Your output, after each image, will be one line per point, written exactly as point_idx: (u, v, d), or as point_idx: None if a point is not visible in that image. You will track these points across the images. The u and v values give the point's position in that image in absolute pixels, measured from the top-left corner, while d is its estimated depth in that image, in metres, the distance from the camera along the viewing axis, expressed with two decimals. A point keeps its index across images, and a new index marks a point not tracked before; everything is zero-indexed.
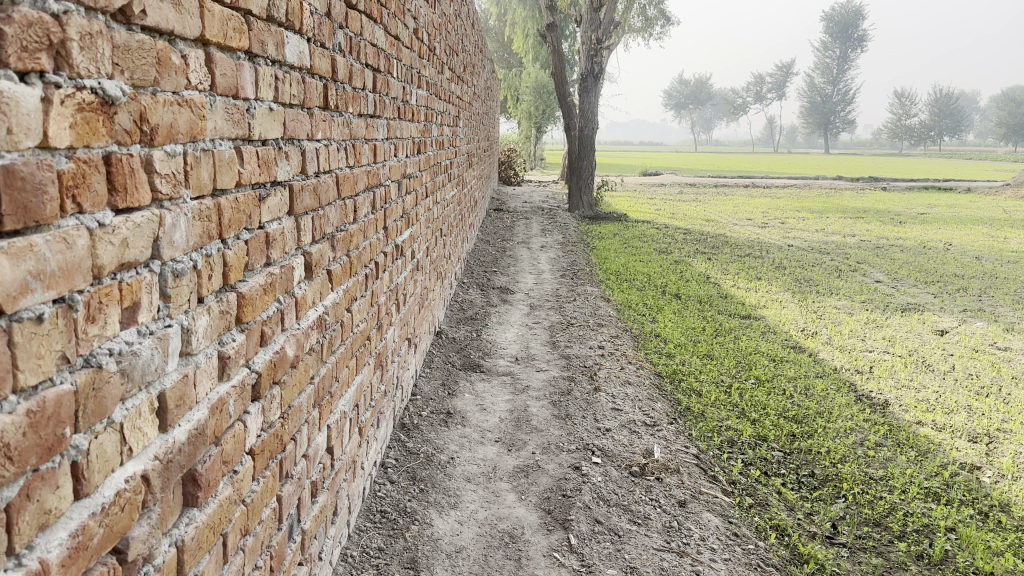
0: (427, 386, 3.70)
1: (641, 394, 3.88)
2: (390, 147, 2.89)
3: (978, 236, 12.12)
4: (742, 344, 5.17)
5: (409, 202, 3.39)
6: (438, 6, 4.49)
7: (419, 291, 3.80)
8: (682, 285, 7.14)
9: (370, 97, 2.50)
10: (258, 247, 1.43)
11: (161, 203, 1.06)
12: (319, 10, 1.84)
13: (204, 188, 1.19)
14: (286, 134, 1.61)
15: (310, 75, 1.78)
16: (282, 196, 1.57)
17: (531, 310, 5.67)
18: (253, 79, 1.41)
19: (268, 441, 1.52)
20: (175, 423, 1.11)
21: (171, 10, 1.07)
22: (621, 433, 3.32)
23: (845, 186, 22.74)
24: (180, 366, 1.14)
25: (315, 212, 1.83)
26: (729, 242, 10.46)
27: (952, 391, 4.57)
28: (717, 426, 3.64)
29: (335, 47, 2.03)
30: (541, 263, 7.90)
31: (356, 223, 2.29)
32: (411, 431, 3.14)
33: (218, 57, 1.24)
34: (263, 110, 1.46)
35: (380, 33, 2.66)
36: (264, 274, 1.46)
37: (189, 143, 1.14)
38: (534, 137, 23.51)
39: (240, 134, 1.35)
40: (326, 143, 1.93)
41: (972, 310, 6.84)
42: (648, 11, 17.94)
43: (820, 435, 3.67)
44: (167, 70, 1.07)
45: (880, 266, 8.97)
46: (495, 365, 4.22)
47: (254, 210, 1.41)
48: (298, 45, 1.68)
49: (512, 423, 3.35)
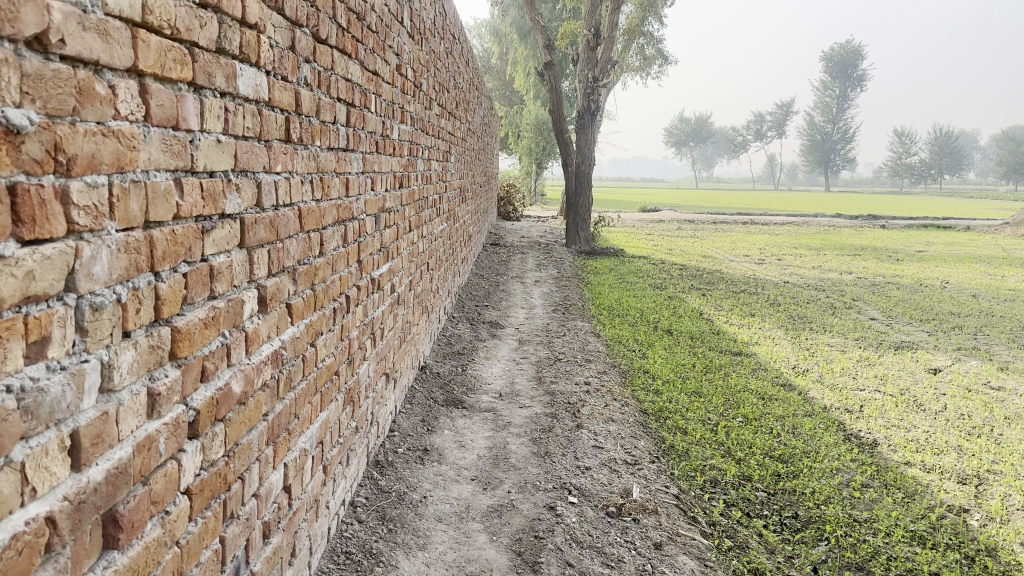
0: (406, 423, 3.63)
1: (624, 431, 3.81)
2: (366, 181, 2.88)
3: (976, 274, 12.10)
4: (732, 382, 5.12)
5: (388, 236, 3.37)
6: (426, 43, 4.53)
7: (399, 325, 3.76)
8: (674, 321, 7.11)
9: (342, 130, 2.49)
10: (200, 280, 1.41)
11: (80, 234, 1.03)
12: (280, 44, 1.84)
13: (134, 221, 1.17)
14: (238, 166, 1.59)
15: (268, 108, 1.77)
16: (231, 229, 1.55)
17: (520, 345, 5.62)
18: (197, 111, 1.39)
19: (209, 480, 1.48)
20: (91, 462, 1.07)
21: (97, 40, 1.06)
22: (601, 471, 3.25)
23: (843, 223, 22.83)
24: (100, 403, 1.10)
25: (272, 245, 1.80)
26: (725, 278, 10.46)
27: (942, 431, 4.50)
28: (700, 465, 3.58)
29: (301, 80, 2.02)
30: (534, 297, 7.87)
31: (323, 257, 2.26)
32: (385, 468, 3.08)
33: (154, 88, 1.23)
34: (209, 143, 1.44)
35: (355, 67, 2.66)
36: (205, 308, 1.43)
37: (116, 173, 1.12)
38: (534, 173, 23.71)
39: (180, 166, 1.33)
40: (287, 175, 1.90)
41: (967, 349, 6.78)
42: (645, 52, 18.27)
43: (805, 476, 3.60)
44: (90, 100, 1.05)
45: (875, 303, 8.94)
46: (478, 401, 4.15)
47: (195, 242, 1.38)
48: (254, 78, 1.67)
49: (490, 461, 3.28)
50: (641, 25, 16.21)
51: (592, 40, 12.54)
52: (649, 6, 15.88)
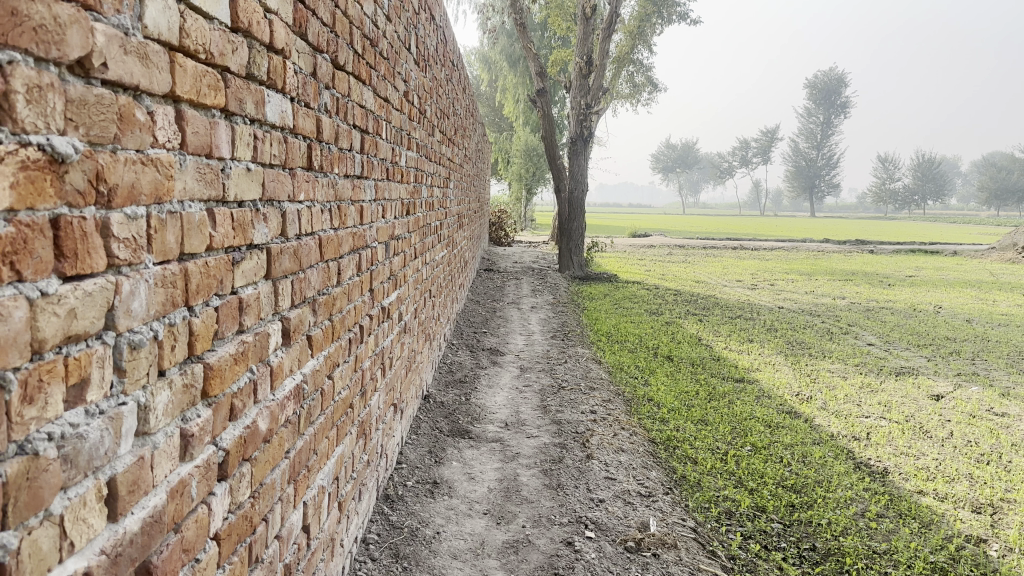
0: (413, 454, 3.55)
1: (635, 462, 3.74)
2: (378, 208, 2.83)
3: (967, 299, 12.16)
4: (737, 409, 5.06)
5: (396, 264, 3.31)
6: (430, 70, 4.51)
7: (405, 354, 3.69)
8: (674, 347, 7.06)
9: (358, 157, 2.44)
10: (230, 314, 1.35)
11: (119, 268, 0.97)
12: (303, 70, 1.80)
13: (170, 253, 1.11)
14: (265, 196, 1.53)
15: (293, 135, 1.72)
16: (258, 260, 1.49)
17: (522, 373, 5.54)
18: (228, 138, 1.34)
19: (236, 524, 1.41)
20: (126, 511, 1.00)
21: (137, 64, 1.01)
22: (615, 504, 3.18)
23: (832, 249, 22.96)
24: (135, 447, 1.03)
25: (295, 275, 1.74)
26: (720, 304, 10.44)
27: (952, 458, 4.46)
28: (713, 496, 3.51)
29: (321, 107, 1.98)
30: (531, 323, 7.81)
31: (339, 286, 2.20)
32: (395, 502, 2.99)
33: (190, 115, 1.18)
34: (239, 171, 1.38)
35: (368, 93, 2.62)
36: (235, 343, 1.37)
37: (153, 204, 1.06)
38: (524, 199, 23.77)
39: (213, 195, 1.28)
40: (309, 204, 1.85)
41: (967, 374, 6.76)
42: (635, 79, 18.47)
43: (820, 506, 3.54)
44: (130, 127, 1.00)
45: (872, 328, 8.93)
46: (484, 431, 4.07)
47: (226, 274, 1.32)
48: (280, 104, 1.62)
49: (502, 494, 3.21)
50: (631, 53, 16.37)
51: (584, 68, 12.63)
52: (639, 34, 16.05)
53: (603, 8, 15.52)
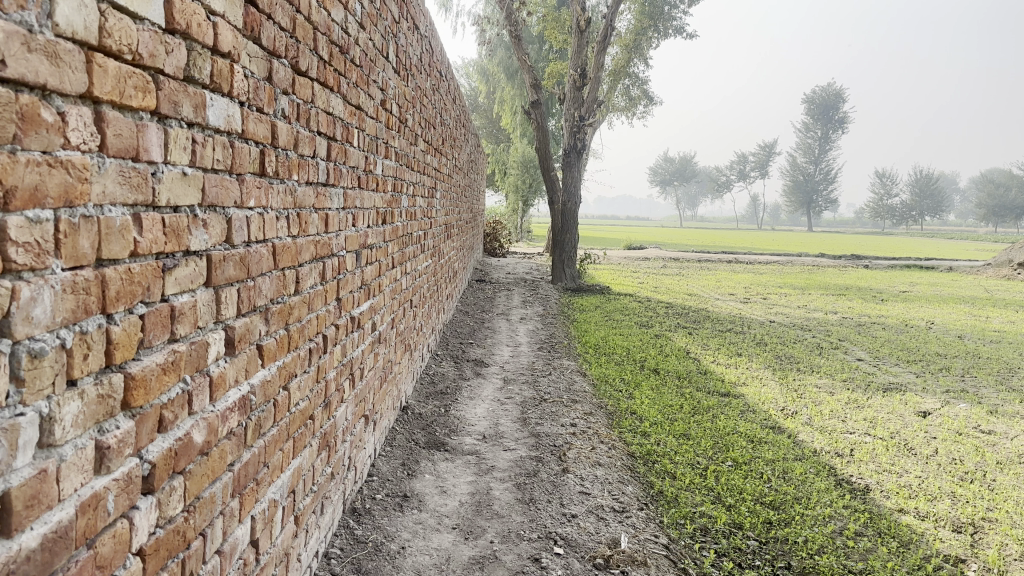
0: (385, 467, 3.50)
1: (612, 476, 3.69)
2: (347, 217, 2.80)
3: (960, 315, 12.13)
4: (720, 424, 5.02)
5: (370, 273, 3.28)
6: (412, 79, 4.49)
7: (380, 364, 3.65)
8: (661, 360, 7.02)
9: (323, 165, 2.41)
10: (159, 322, 1.31)
11: (18, 274, 0.94)
12: (255, 75, 1.76)
13: (83, 259, 1.07)
14: (206, 201, 1.50)
15: (241, 140, 1.68)
16: (196, 267, 1.45)
17: (504, 385, 5.49)
18: (160, 141, 1.30)
19: (166, 539, 1.36)
20: (24, 527, 0.96)
21: (45, 63, 0.97)
22: (588, 519, 3.13)
23: (827, 263, 22.97)
24: (37, 460, 0.99)
25: (243, 283, 1.70)
26: (711, 317, 10.40)
27: (935, 476, 4.42)
28: (689, 512, 3.46)
29: (278, 112, 1.94)
30: (519, 335, 7.76)
31: (298, 296, 2.16)
32: (362, 516, 2.94)
33: (112, 116, 1.14)
34: (173, 175, 1.35)
35: (337, 100, 2.59)
36: (165, 352, 1.33)
37: (63, 208, 1.03)
38: (520, 210, 23.77)
39: (140, 200, 1.24)
40: (260, 211, 1.81)
41: (956, 391, 6.71)
42: (631, 92, 18.53)
43: (797, 523, 3.50)
44: (34, 127, 0.96)
45: (862, 344, 8.89)
46: (461, 443, 4.02)
47: (154, 282, 1.28)
48: (226, 108, 1.59)
49: (472, 508, 3.16)
50: (626, 66, 16.39)
51: (578, 80, 12.65)
52: (635, 48, 16.11)
53: (599, 21, 15.55)
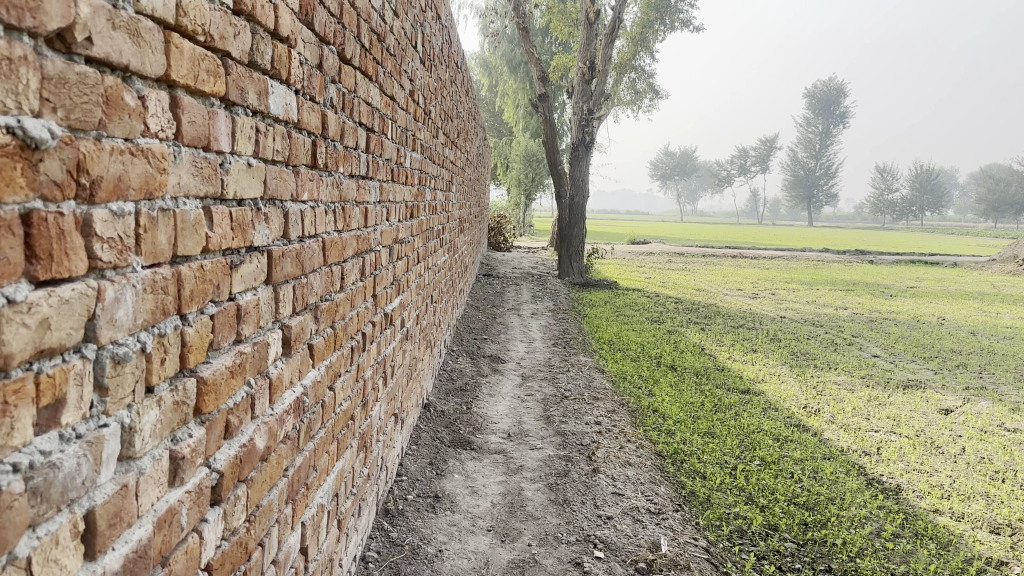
0: (413, 466, 3.43)
1: (643, 477, 3.61)
2: (382, 211, 2.72)
3: (971, 311, 12.06)
4: (744, 422, 4.94)
5: (400, 268, 3.20)
6: (434, 71, 4.40)
7: (407, 362, 3.57)
8: (677, 356, 6.95)
9: (363, 157, 2.32)
10: (227, 322, 1.23)
11: (102, 273, 0.86)
12: (309, 62, 1.68)
13: (161, 255, 0.99)
14: (266, 194, 1.42)
15: (297, 130, 1.60)
16: (258, 264, 1.37)
17: (523, 382, 5.42)
18: (228, 130, 1.22)
19: (230, 552, 1.29)
20: (106, 548, 0.88)
21: (128, 42, 0.89)
22: (624, 521, 3.06)
23: (832, 258, 22.91)
24: (118, 474, 0.92)
25: (298, 280, 1.62)
26: (722, 313, 10.34)
27: (966, 476, 4.35)
28: (724, 513, 3.39)
29: (327, 102, 1.86)
30: (532, 330, 7.69)
31: (342, 293, 2.08)
32: (396, 518, 2.87)
33: (187, 101, 1.06)
34: (239, 166, 1.27)
35: (375, 90, 2.51)
36: (232, 355, 1.25)
37: (143, 200, 0.95)
38: (523, 204, 23.67)
39: (211, 193, 1.16)
40: (312, 205, 1.73)
41: (976, 388, 6.65)
42: (636, 85, 18.44)
43: (834, 525, 3.43)
44: (117, 111, 0.88)
45: (876, 340, 8.83)
46: (487, 442, 3.95)
47: (223, 279, 1.21)
48: (285, 97, 1.51)
49: (506, 509, 3.09)
50: (633, 60, 16.28)
51: (587, 73, 12.55)
52: (641, 41, 16.02)
53: (605, 14, 15.45)
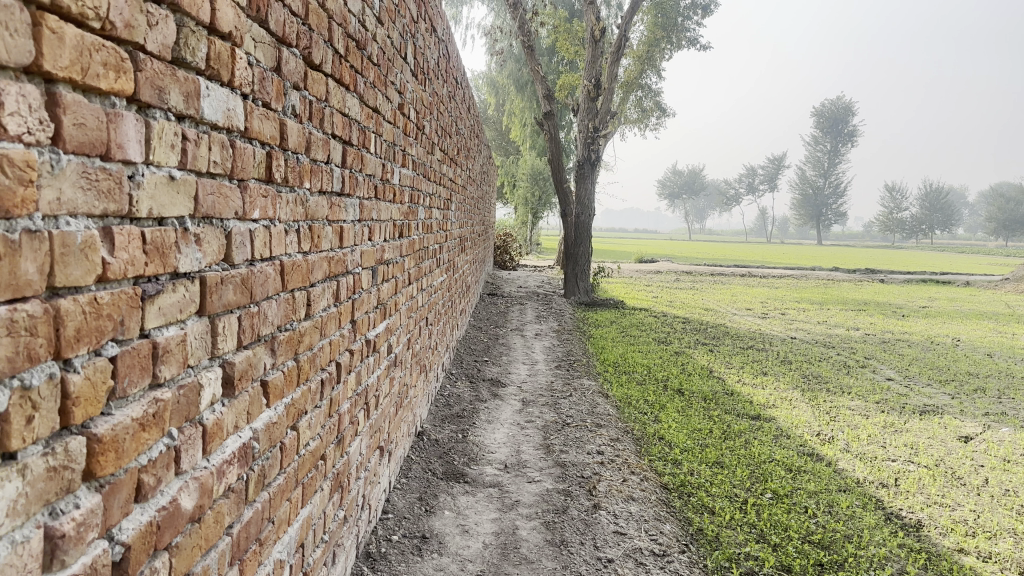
0: (401, 502, 3.21)
1: (647, 513, 3.38)
2: (363, 230, 2.52)
3: (986, 332, 11.78)
4: (755, 450, 4.71)
5: (385, 291, 3.01)
6: (429, 86, 4.22)
7: (395, 389, 3.36)
8: (685, 380, 6.71)
9: (337, 173, 2.13)
10: (138, 364, 1.04)
11: None
12: (262, 64, 1.49)
13: (28, 286, 0.80)
14: (200, 212, 1.23)
15: (243, 139, 1.41)
16: (186, 293, 1.18)
17: (523, 407, 5.20)
18: (141, 135, 1.03)
19: None
20: None
21: None
22: (626, 565, 2.84)
23: (842, 277, 22.64)
24: None
25: (244, 309, 1.43)
26: (731, 333, 10.10)
27: (990, 510, 4.11)
28: (735, 554, 3.16)
29: (287, 109, 1.67)
30: (535, 352, 7.48)
31: (309, 320, 1.89)
32: (378, 561, 2.65)
33: (71, 101, 0.87)
34: (157, 178, 1.08)
35: (353, 100, 2.32)
36: (144, 403, 1.05)
37: None
38: (529, 222, 23.47)
39: (112, 210, 0.97)
40: (266, 223, 1.54)
41: (996, 414, 6.38)
42: (643, 103, 18.29)
43: (853, 566, 3.19)
44: None
45: (890, 362, 8.56)
46: (481, 474, 3.73)
47: (131, 314, 1.01)
48: (226, 101, 1.32)
49: (498, 551, 2.87)
50: (639, 78, 16.07)
51: (593, 90, 12.34)
52: (648, 59, 15.84)
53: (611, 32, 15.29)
